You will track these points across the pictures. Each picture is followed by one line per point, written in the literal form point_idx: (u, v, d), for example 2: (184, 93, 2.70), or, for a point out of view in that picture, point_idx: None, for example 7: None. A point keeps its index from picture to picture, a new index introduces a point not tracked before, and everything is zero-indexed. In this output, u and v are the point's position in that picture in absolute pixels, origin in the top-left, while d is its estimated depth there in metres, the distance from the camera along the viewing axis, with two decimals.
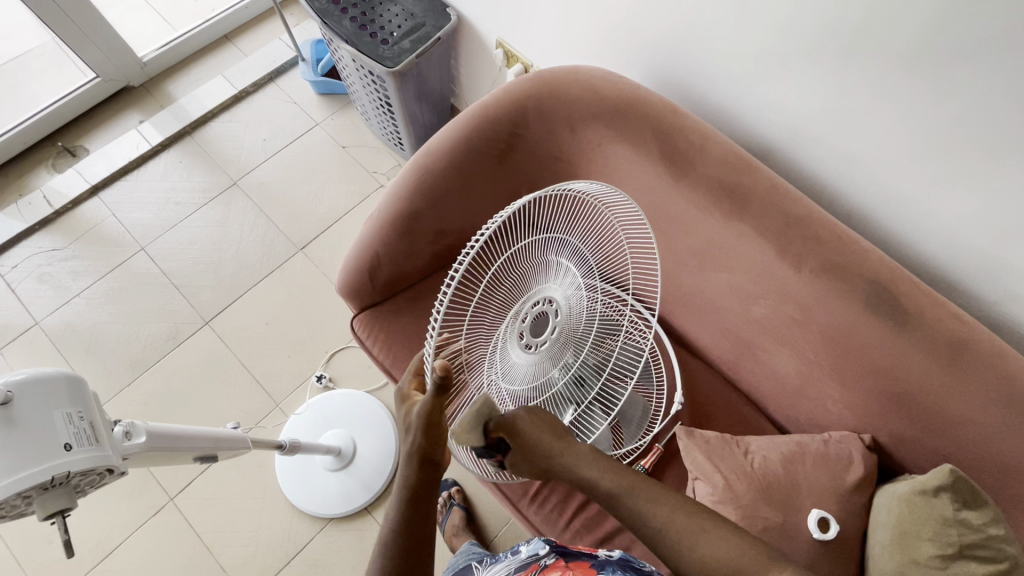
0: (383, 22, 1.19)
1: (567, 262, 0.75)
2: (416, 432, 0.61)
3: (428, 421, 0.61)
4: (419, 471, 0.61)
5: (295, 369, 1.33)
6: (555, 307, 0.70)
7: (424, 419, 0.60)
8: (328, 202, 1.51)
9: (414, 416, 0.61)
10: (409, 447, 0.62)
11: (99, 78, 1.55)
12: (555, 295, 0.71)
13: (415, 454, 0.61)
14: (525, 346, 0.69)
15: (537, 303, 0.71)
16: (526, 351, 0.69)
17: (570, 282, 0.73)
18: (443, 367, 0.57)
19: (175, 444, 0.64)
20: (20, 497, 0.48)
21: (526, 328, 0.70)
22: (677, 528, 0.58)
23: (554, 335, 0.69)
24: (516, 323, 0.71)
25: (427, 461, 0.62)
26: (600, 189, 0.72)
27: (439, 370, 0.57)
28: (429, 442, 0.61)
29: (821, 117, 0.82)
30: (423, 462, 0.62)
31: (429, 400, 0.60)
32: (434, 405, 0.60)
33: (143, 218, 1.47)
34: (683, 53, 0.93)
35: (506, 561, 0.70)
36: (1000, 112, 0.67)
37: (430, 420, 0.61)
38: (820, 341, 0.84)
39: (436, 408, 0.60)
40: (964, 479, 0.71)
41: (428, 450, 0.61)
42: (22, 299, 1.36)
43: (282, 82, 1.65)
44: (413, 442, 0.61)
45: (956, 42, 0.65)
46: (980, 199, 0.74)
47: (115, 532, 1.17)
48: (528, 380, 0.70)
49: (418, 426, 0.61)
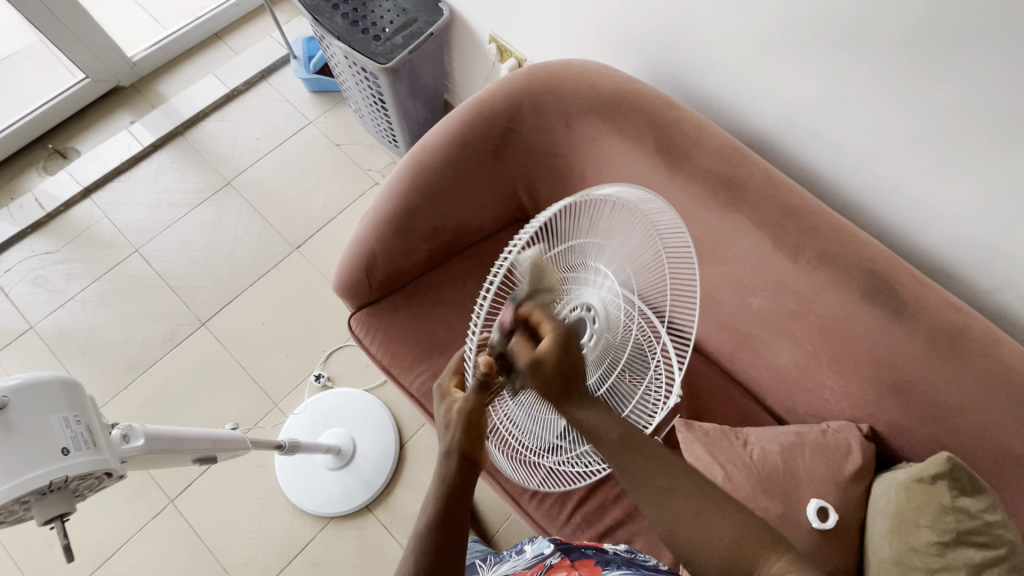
0: (375, 19, 1.18)
1: (604, 265, 0.71)
2: (456, 431, 0.58)
3: (471, 419, 0.57)
4: (457, 468, 0.59)
5: (294, 369, 1.33)
6: (594, 313, 0.68)
7: (465, 418, 0.57)
8: (323, 201, 1.50)
9: (453, 414, 0.58)
10: (446, 446, 0.59)
11: (88, 78, 1.54)
12: (593, 302, 0.68)
13: (452, 454, 0.59)
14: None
15: (576, 309, 0.66)
16: None
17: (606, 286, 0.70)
18: (488, 364, 0.54)
19: (174, 446, 0.64)
20: (19, 502, 0.48)
21: None
22: (677, 514, 0.57)
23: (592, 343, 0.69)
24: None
25: (466, 460, 0.60)
26: (644, 195, 0.65)
27: (483, 366, 0.53)
28: (470, 439, 0.59)
29: (815, 108, 0.83)
30: (462, 460, 0.59)
31: (471, 399, 0.56)
32: (476, 405, 0.56)
33: (137, 220, 1.46)
34: (678, 46, 0.92)
35: (512, 560, 0.70)
36: (992, 103, 0.67)
37: (472, 419, 0.58)
38: (818, 331, 0.84)
39: (478, 407, 0.57)
40: (961, 466, 0.72)
41: (469, 449, 0.59)
42: (16, 303, 1.35)
43: (274, 81, 1.64)
44: (451, 440, 0.58)
45: (947, 32, 0.65)
46: (974, 187, 0.75)
47: (116, 534, 1.17)
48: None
49: (459, 426, 0.58)
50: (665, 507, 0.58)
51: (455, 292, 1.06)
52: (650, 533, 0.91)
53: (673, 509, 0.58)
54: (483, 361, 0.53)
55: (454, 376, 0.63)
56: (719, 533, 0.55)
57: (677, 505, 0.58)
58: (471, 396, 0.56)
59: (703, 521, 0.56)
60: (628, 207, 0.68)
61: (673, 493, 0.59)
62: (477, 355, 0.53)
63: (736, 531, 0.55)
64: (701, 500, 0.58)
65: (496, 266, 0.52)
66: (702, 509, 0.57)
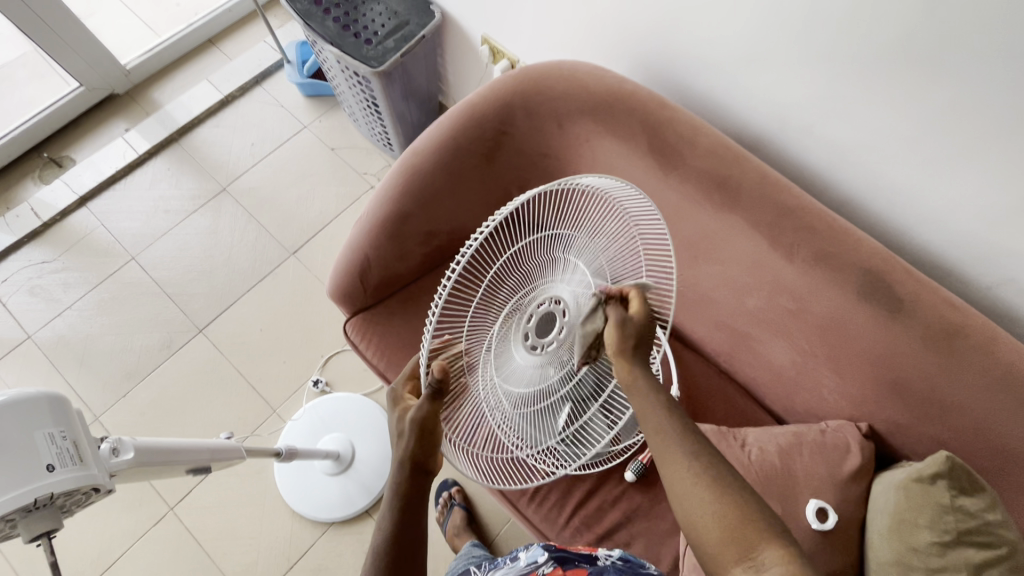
0: (366, 22, 1.18)
1: (580, 260, 0.70)
2: (410, 439, 0.63)
3: (425, 427, 0.63)
4: (409, 477, 0.63)
5: (291, 375, 1.33)
6: (563, 306, 0.67)
7: (419, 426, 0.62)
8: (319, 205, 1.50)
9: (406, 422, 0.63)
10: (401, 455, 0.63)
11: (82, 87, 1.54)
12: (562, 294, 0.67)
13: (405, 463, 0.62)
14: (530, 347, 0.68)
15: (545, 303, 0.69)
16: (531, 352, 0.68)
17: (579, 278, 0.68)
18: (440, 369, 0.62)
19: (165, 457, 0.64)
20: (5, 520, 0.48)
21: (530, 329, 0.69)
22: (677, 485, 0.53)
23: (559, 337, 0.66)
24: (523, 324, 0.70)
25: (419, 470, 0.63)
26: (611, 183, 0.67)
27: (436, 371, 0.62)
28: (423, 448, 0.63)
29: (809, 105, 0.82)
30: (415, 469, 0.63)
31: (424, 406, 0.62)
32: (431, 412, 0.63)
33: (133, 227, 1.46)
34: (669, 45, 0.92)
35: (505, 568, 0.67)
36: (987, 97, 0.66)
37: (427, 427, 0.63)
38: (815, 331, 0.84)
39: (431, 414, 0.63)
40: (960, 465, 0.71)
41: (422, 458, 0.63)
42: (13, 313, 1.36)
43: (269, 85, 1.64)
44: (405, 448, 0.62)
45: (937, 27, 0.65)
46: (969, 183, 0.74)
47: (116, 543, 1.17)
48: (533, 383, 0.68)
49: (413, 434, 0.62)
50: (670, 476, 0.54)
51: None
52: (649, 535, 0.91)
53: (676, 479, 0.53)
54: (434, 366, 0.61)
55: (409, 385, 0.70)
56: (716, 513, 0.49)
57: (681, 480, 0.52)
58: (425, 402, 0.63)
59: (703, 497, 0.50)
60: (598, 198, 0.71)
61: (676, 466, 0.53)
62: (430, 360, 0.62)
63: (738, 514, 0.49)
64: (705, 475, 0.52)
65: (459, 258, 0.59)
66: (702, 486, 0.51)
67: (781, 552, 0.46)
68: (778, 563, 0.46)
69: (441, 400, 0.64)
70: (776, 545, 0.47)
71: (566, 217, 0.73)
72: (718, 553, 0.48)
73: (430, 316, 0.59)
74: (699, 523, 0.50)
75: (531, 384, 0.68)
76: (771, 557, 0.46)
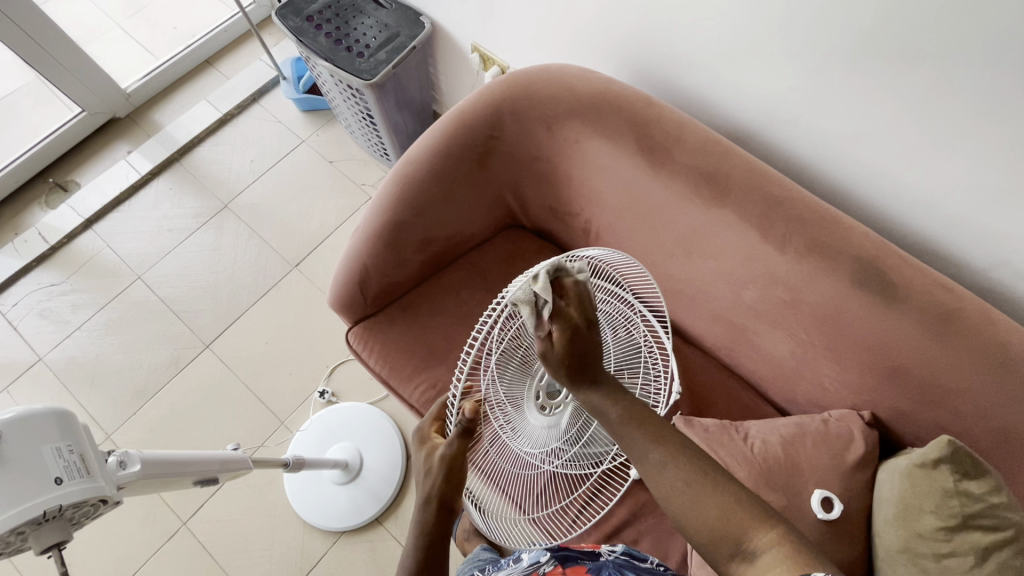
0: (358, 36, 1.20)
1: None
2: (437, 475, 0.67)
3: (452, 464, 0.68)
4: (433, 515, 0.66)
5: (298, 387, 1.34)
6: None
7: (447, 462, 0.67)
8: (319, 218, 1.52)
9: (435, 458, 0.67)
10: (426, 496, 0.67)
11: (84, 112, 1.57)
12: None
13: (431, 502, 0.67)
14: (541, 407, 0.76)
15: None
16: (543, 412, 0.75)
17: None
18: (473, 410, 0.66)
19: (173, 470, 0.65)
20: (16, 533, 0.50)
21: (542, 389, 0.76)
22: (675, 484, 0.54)
23: (568, 400, 0.76)
24: (534, 384, 0.76)
25: (445, 508, 0.67)
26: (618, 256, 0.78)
27: (468, 412, 0.66)
28: (448, 485, 0.67)
29: (794, 97, 0.83)
30: (441, 507, 0.67)
31: (453, 444, 0.67)
32: (458, 450, 0.67)
33: (138, 247, 1.48)
34: (653, 45, 0.93)
35: (508, 570, 0.66)
36: (969, 78, 0.66)
37: (453, 464, 0.68)
38: (813, 321, 0.84)
39: (459, 452, 0.67)
40: (963, 449, 0.70)
41: (446, 496, 0.67)
42: (23, 336, 1.38)
43: (266, 102, 1.67)
44: (433, 486, 0.67)
45: (911, 16, 0.66)
46: (955, 167, 0.74)
47: (131, 558, 1.18)
48: (544, 441, 0.76)
49: (440, 472, 0.67)
50: (661, 487, 0.56)
51: (450, 301, 1.06)
52: (656, 532, 0.91)
53: (669, 481, 0.55)
54: (466, 406, 0.65)
55: (434, 425, 0.74)
56: (709, 510, 0.51)
57: (671, 482, 0.55)
58: (453, 440, 0.67)
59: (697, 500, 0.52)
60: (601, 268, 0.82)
61: (660, 473, 0.56)
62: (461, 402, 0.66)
63: (722, 510, 0.51)
64: (695, 477, 0.54)
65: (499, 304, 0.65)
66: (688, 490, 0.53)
67: (772, 536, 0.48)
68: (770, 546, 0.48)
69: (467, 439, 0.68)
70: (770, 530, 0.49)
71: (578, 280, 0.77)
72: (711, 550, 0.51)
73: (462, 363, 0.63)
74: (694, 518, 0.52)
75: (542, 443, 0.76)
76: (765, 542, 0.48)
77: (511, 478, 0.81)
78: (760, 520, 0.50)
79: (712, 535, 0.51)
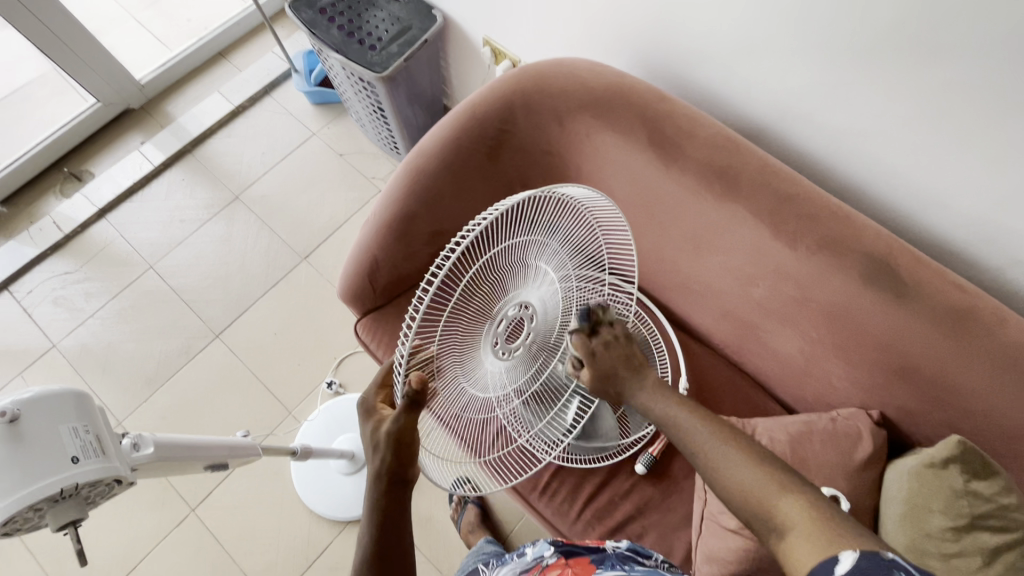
0: (370, 29, 1.20)
1: (547, 265, 0.72)
2: (385, 451, 0.61)
3: (400, 438, 0.61)
4: (387, 491, 0.62)
5: (305, 378, 1.35)
6: (532, 310, 0.69)
7: (393, 439, 0.61)
8: (329, 210, 1.53)
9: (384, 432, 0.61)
10: (377, 469, 0.62)
11: (99, 103, 1.58)
12: (531, 300, 0.69)
13: (382, 475, 0.62)
14: (498, 352, 0.68)
15: (513, 308, 0.68)
16: (500, 358, 0.68)
17: (547, 285, 0.71)
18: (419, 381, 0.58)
19: (184, 452, 0.66)
20: (32, 510, 0.51)
21: (499, 334, 0.68)
22: (714, 452, 0.54)
23: (527, 342, 0.69)
24: (490, 329, 0.68)
25: (396, 481, 0.62)
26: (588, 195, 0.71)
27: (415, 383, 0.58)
28: (398, 458, 0.62)
29: (809, 93, 0.82)
30: (392, 481, 0.62)
31: (400, 417, 0.60)
32: (407, 423, 0.60)
33: (151, 237, 1.50)
34: (667, 40, 0.93)
35: (511, 565, 0.67)
36: (987, 75, 0.66)
37: (402, 438, 0.61)
38: (822, 318, 0.84)
39: (408, 424, 0.61)
40: (974, 449, 0.70)
41: (398, 469, 0.62)
42: (38, 323, 1.40)
43: (278, 95, 1.68)
44: (383, 462, 0.61)
45: (929, 12, 0.65)
46: (972, 163, 0.74)
47: (140, 544, 1.20)
48: (503, 385, 0.70)
49: (389, 445, 0.61)
50: (702, 453, 0.55)
51: None
52: (661, 527, 0.91)
53: (709, 449, 0.54)
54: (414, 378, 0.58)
55: (381, 394, 0.68)
56: (743, 475, 0.50)
57: (713, 453, 0.54)
58: (400, 414, 0.60)
59: (736, 466, 0.51)
60: (571, 209, 0.72)
61: (705, 441, 0.56)
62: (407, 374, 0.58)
63: (757, 476, 0.49)
64: (735, 448, 0.53)
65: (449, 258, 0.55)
66: (728, 454, 0.53)
67: (801, 503, 0.45)
68: (796, 513, 0.45)
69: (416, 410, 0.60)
70: (800, 498, 0.46)
71: (539, 219, 0.69)
72: (748, 517, 0.49)
73: (410, 329, 0.54)
74: (731, 487, 0.51)
75: (500, 385, 0.70)
76: (794, 510, 0.45)
77: (469, 430, 0.73)
78: (792, 488, 0.47)
79: (750, 507, 0.49)
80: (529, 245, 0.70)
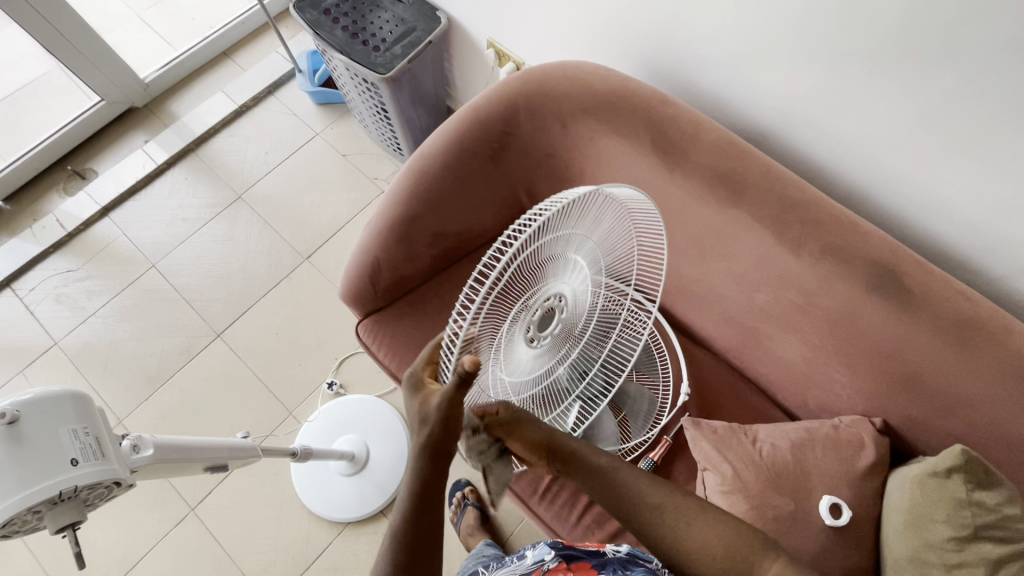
0: (374, 30, 1.20)
1: (581, 255, 0.70)
2: (433, 425, 0.57)
3: (448, 415, 0.57)
4: (430, 464, 0.60)
5: (306, 378, 1.35)
6: (564, 302, 0.68)
7: (444, 413, 0.56)
8: (331, 210, 1.53)
9: (432, 406, 0.56)
10: (419, 442, 0.59)
11: (103, 101, 1.59)
12: (565, 290, 0.68)
13: (425, 448, 0.59)
14: (530, 340, 0.68)
15: (549, 299, 0.67)
16: (531, 346, 0.68)
17: (580, 276, 0.70)
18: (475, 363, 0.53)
19: (183, 454, 0.66)
20: (31, 512, 0.50)
21: (533, 323, 0.67)
22: (687, 519, 0.62)
23: (555, 332, 0.69)
24: (527, 318, 0.66)
25: (438, 455, 0.60)
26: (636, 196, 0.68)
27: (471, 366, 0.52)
28: (445, 432, 0.58)
29: (812, 99, 0.82)
30: (435, 453, 0.59)
31: (449, 395, 0.55)
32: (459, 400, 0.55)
33: (153, 236, 1.50)
34: (671, 44, 0.93)
35: (510, 567, 0.67)
36: (991, 84, 0.65)
37: (451, 414, 0.57)
38: (825, 325, 0.83)
39: (458, 401, 0.56)
40: (977, 459, 0.69)
41: (443, 443, 0.59)
42: (40, 321, 1.40)
43: (281, 95, 1.68)
44: (429, 435, 0.57)
45: (932, 20, 0.65)
46: (976, 171, 0.73)
47: (140, 543, 1.20)
48: (530, 372, 0.70)
49: (439, 421, 0.57)
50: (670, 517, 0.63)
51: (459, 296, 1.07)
52: None
53: (682, 517, 0.62)
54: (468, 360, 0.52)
55: (429, 365, 0.61)
56: (718, 539, 0.60)
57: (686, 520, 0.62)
58: (449, 391, 0.55)
59: (707, 530, 0.61)
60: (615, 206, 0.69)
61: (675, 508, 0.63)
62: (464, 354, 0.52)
63: (734, 539, 0.60)
64: (708, 516, 0.62)
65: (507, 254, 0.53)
66: (704, 518, 0.62)
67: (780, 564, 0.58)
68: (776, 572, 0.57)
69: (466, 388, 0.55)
70: (777, 557, 0.58)
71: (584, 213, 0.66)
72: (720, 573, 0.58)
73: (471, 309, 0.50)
74: (706, 550, 0.60)
75: (527, 373, 0.70)
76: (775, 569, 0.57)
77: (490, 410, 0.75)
78: (765, 549, 0.59)
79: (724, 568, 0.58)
80: (571, 238, 0.67)
